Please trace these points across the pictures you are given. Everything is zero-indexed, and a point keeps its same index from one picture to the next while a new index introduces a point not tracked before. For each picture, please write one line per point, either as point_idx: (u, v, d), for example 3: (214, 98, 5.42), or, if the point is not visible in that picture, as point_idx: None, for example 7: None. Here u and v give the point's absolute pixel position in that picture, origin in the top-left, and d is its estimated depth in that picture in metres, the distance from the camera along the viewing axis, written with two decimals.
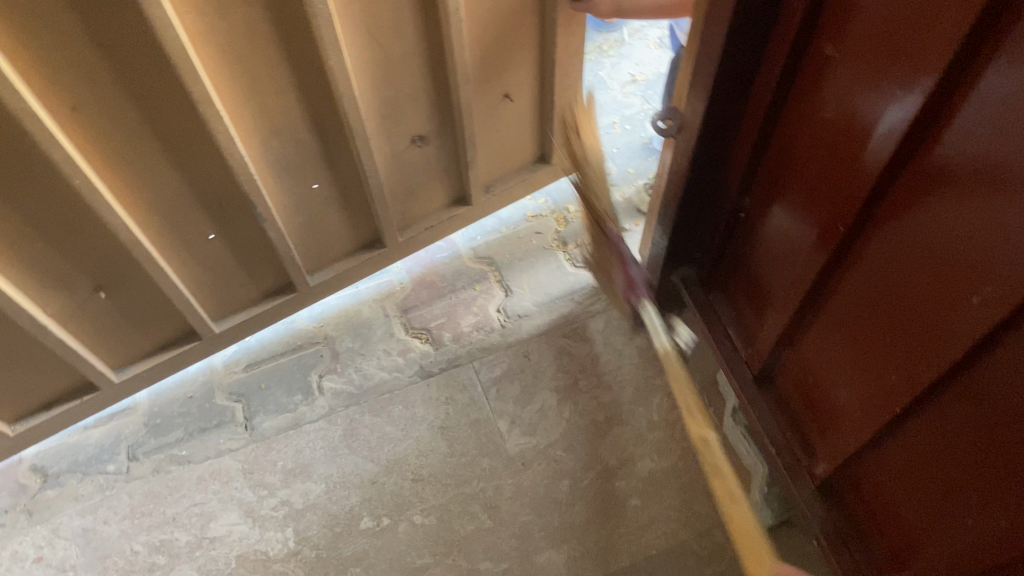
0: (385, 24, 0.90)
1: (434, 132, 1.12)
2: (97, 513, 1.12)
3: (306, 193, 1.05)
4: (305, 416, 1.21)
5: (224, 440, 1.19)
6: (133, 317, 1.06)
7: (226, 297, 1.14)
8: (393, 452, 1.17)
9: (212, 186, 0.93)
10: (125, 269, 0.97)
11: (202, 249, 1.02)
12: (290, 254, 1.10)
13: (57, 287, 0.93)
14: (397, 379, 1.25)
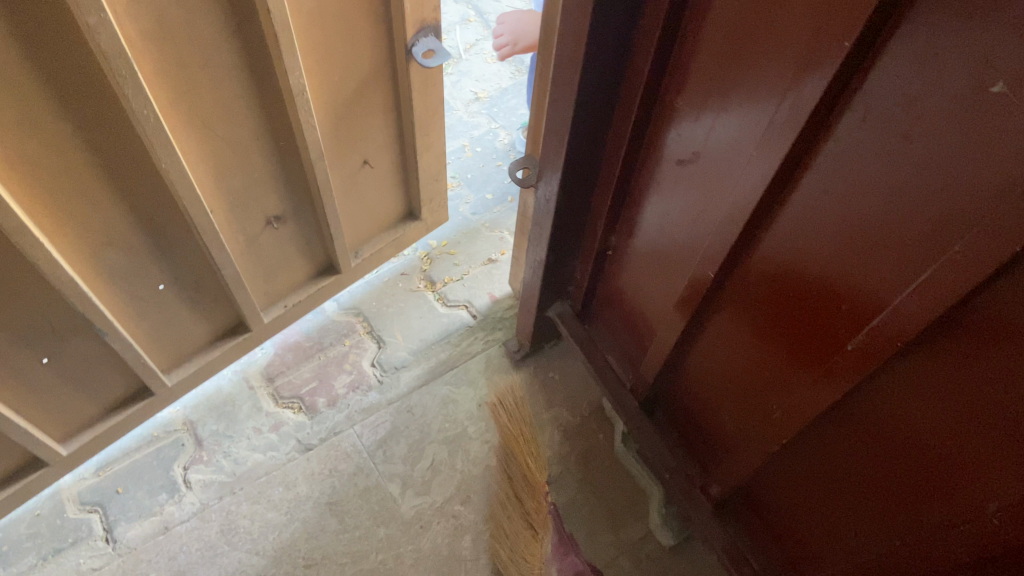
0: (222, 115, 0.82)
1: (290, 209, 1.04)
2: None
3: (152, 296, 0.95)
4: (173, 517, 1.10)
5: (80, 561, 1.07)
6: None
7: (72, 414, 1.01)
8: (280, 540, 1.09)
9: (38, 312, 0.81)
10: None
11: (36, 374, 0.89)
12: (142, 360, 1.00)
13: None
14: (274, 459, 1.16)
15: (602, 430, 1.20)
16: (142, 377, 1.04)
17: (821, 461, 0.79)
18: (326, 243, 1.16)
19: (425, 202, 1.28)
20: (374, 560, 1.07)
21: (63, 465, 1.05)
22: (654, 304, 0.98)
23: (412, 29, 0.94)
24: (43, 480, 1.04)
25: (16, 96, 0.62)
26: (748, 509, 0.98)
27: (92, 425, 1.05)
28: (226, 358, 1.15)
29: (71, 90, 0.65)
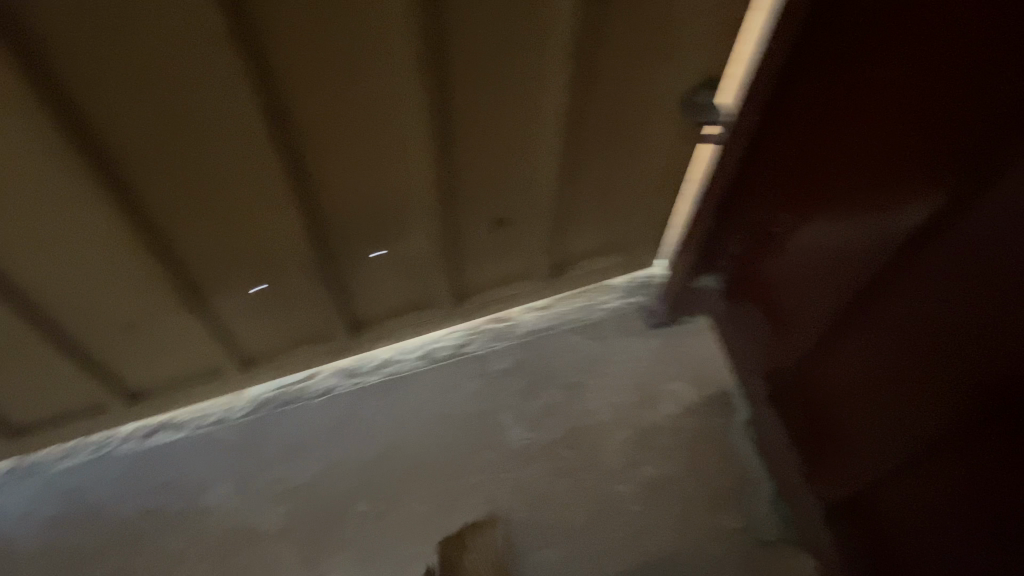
0: (483, 110, 0.82)
1: (519, 215, 1.03)
2: (91, 474, 1.17)
3: (366, 262, 1.00)
4: (303, 393, 1.21)
5: (219, 412, 1.19)
6: (158, 357, 1.03)
7: (261, 337, 1.08)
8: (393, 436, 1.17)
9: (261, 245, 0.89)
10: (159, 304, 0.93)
11: (248, 300, 0.98)
12: (326, 306, 1.05)
13: (86, 316, 0.90)
14: (402, 364, 1.23)
15: (723, 415, 1.17)
16: (327, 327, 1.11)
17: (896, 441, 0.81)
18: (533, 260, 1.15)
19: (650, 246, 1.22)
20: (468, 479, 1.13)
21: (237, 379, 1.15)
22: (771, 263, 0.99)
23: (696, 77, 0.88)
24: (216, 387, 1.15)
25: (300, 42, 0.68)
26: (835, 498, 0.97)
27: (271, 354, 1.13)
28: (402, 329, 1.19)
29: (352, 48, 0.70)
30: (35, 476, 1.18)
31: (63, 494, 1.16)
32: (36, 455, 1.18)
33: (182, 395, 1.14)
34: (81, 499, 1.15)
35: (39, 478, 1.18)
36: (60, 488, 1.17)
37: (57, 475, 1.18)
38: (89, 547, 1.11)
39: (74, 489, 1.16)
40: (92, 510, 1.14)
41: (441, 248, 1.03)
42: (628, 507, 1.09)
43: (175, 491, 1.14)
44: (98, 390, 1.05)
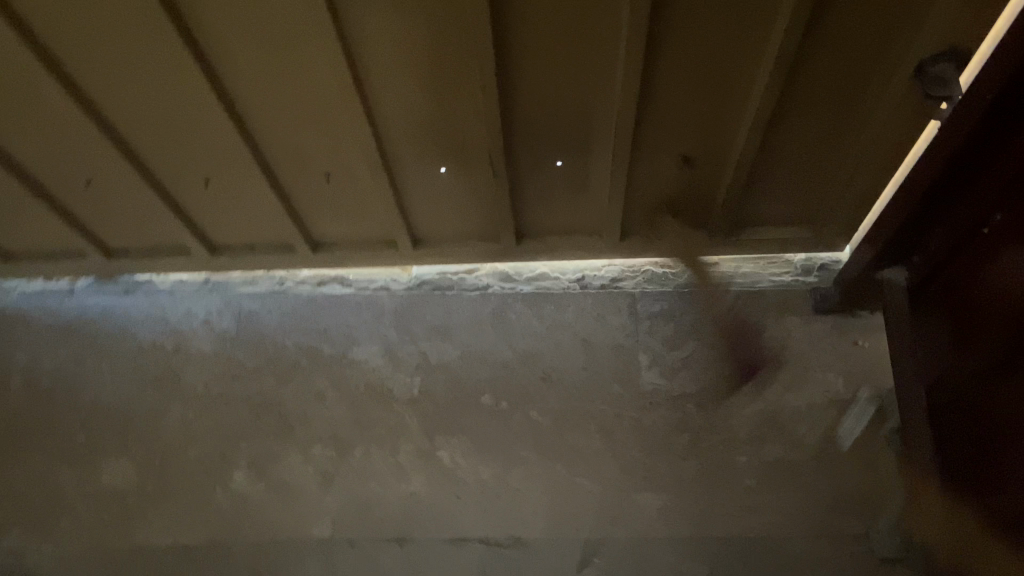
0: (693, 28, 0.83)
1: (702, 157, 1.03)
2: (265, 304, 1.27)
3: (547, 169, 1.06)
4: (461, 283, 1.28)
5: (385, 280, 1.29)
6: (345, 212, 1.14)
7: (438, 219, 1.16)
8: (532, 345, 1.21)
9: (451, 123, 0.97)
10: (360, 162, 1.03)
11: (434, 180, 1.08)
12: (501, 204, 1.12)
13: (299, 157, 1.03)
14: (557, 282, 1.26)
15: (867, 419, 1.11)
16: (498, 230, 1.17)
17: None
18: (710, 210, 1.13)
19: (839, 228, 1.15)
20: (592, 404, 1.16)
21: (408, 256, 1.24)
22: (934, 295, 1.01)
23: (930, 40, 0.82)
24: (387, 258, 1.24)
25: None
26: (959, 515, 0.95)
27: (442, 238, 1.21)
28: (567, 250, 1.21)
29: None
30: (216, 294, 1.28)
31: (237, 313, 1.26)
32: (221, 276, 1.29)
33: (357, 257, 1.24)
34: (252, 323, 1.25)
35: (219, 296, 1.28)
36: (234, 310, 1.26)
37: (236, 297, 1.27)
38: (251, 366, 1.22)
39: (247, 312, 1.26)
40: (260, 334, 1.25)
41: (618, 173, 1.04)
42: (741, 480, 1.10)
43: (330, 340, 1.24)
44: (291, 233, 1.18)
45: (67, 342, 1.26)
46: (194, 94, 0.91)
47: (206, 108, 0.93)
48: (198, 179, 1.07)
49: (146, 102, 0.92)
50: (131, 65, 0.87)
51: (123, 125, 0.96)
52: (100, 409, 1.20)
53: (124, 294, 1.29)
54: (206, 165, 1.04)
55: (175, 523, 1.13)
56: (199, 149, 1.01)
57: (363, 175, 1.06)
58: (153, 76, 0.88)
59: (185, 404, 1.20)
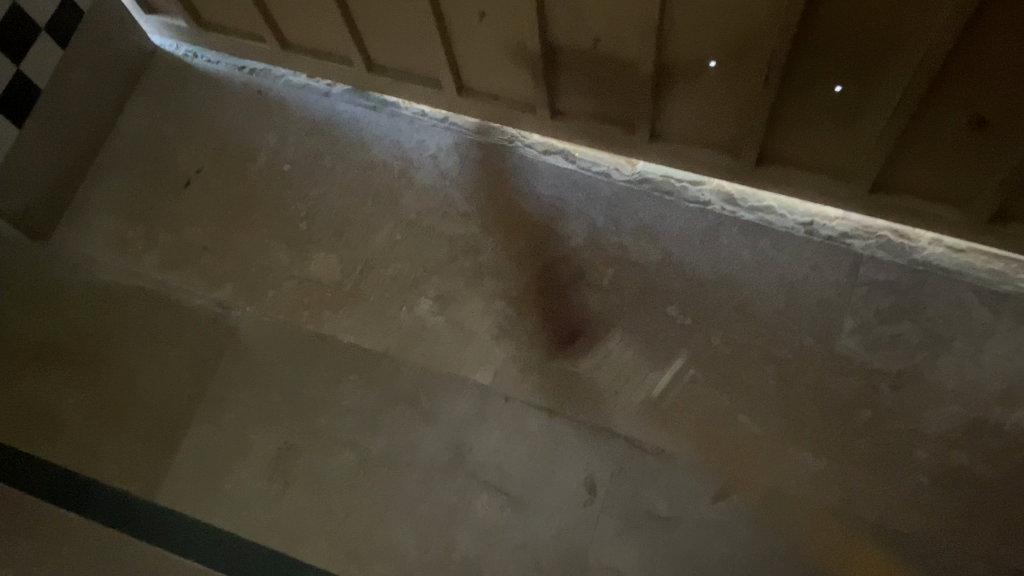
0: None
1: (1002, 121, 0.93)
2: (489, 155, 1.29)
3: (819, 92, 1.00)
4: (682, 193, 1.23)
5: (608, 167, 1.26)
6: (597, 85, 1.13)
7: (684, 118, 1.12)
8: (736, 274, 1.17)
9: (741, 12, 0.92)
10: (632, 38, 1.01)
11: (699, 74, 1.04)
12: (755, 121, 1.07)
13: (575, 19, 1.02)
14: (781, 222, 1.19)
15: None
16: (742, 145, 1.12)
17: None
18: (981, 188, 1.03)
19: None
20: (778, 350, 1.12)
21: (635, 147, 1.21)
22: None
23: None
24: (616, 144, 1.21)
25: None
26: None
27: (677, 140, 1.17)
28: (807, 188, 1.15)
29: None
30: (448, 133, 1.31)
31: (462, 158, 1.29)
32: (456, 119, 1.32)
33: (592, 135, 1.22)
34: (474, 170, 1.28)
35: (450, 137, 1.30)
36: (460, 154, 1.29)
37: (468, 142, 1.30)
38: (462, 209, 1.26)
39: (473, 159, 1.29)
40: (478, 183, 1.27)
41: (898, 117, 0.97)
42: (913, 475, 1.04)
43: (539, 207, 1.25)
44: (536, 94, 1.19)
45: (312, 137, 1.33)
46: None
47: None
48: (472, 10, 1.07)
49: None
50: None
51: None
52: (324, 205, 1.29)
53: (370, 110, 1.34)
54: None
55: (360, 323, 1.22)
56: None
57: (630, 47, 1.03)
58: None
59: (397, 224, 1.27)
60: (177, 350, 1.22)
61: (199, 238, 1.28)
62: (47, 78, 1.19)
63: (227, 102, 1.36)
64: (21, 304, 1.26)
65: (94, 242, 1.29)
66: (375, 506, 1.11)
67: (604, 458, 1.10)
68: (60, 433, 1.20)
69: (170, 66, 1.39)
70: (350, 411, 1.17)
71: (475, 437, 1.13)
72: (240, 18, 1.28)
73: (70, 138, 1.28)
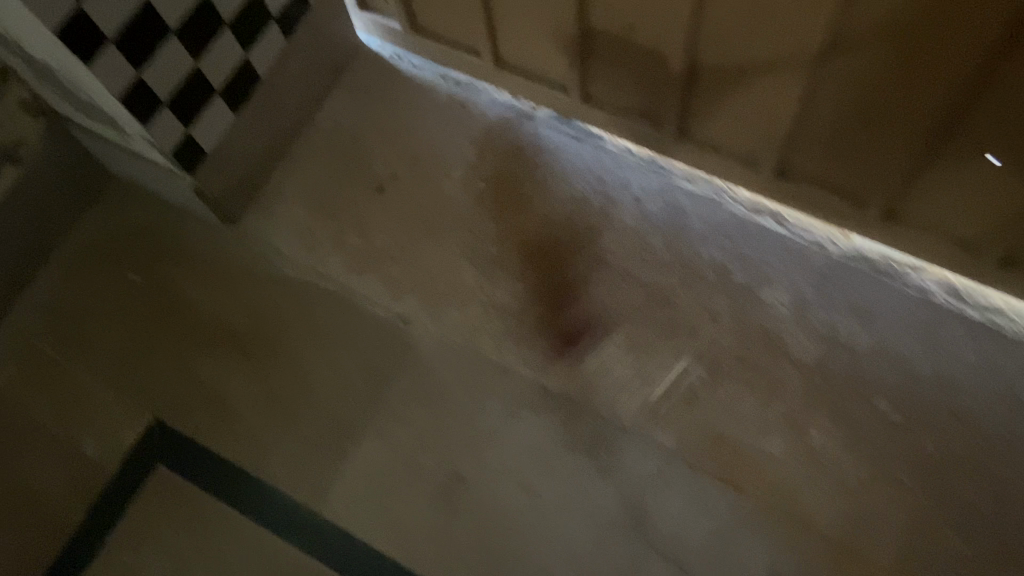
0: None
1: None
2: (694, 205, 1.23)
3: None
4: (900, 278, 1.16)
5: (820, 237, 1.19)
6: (843, 155, 1.06)
7: (931, 205, 1.04)
8: (954, 374, 1.09)
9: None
10: (907, 120, 0.95)
11: (972, 168, 0.95)
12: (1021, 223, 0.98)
13: (848, 91, 0.96)
14: (1008, 325, 1.12)
15: None
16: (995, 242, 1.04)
17: None
18: None
19: None
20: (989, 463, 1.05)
21: (861, 222, 1.13)
22: None
23: None
24: (840, 216, 1.14)
25: None
26: None
27: (914, 224, 1.09)
28: None
29: None
30: (653, 176, 1.26)
31: (666, 203, 1.24)
32: (664, 162, 1.27)
33: (815, 203, 1.15)
34: (678, 218, 1.22)
35: (656, 180, 1.25)
36: (665, 199, 1.24)
37: (674, 188, 1.25)
38: (661, 257, 1.20)
39: (679, 206, 1.23)
40: (680, 232, 1.21)
41: None
42: None
43: (745, 269, 1.18)
44: (768, 153, 1.12)
45: (512, 159, 1.30)
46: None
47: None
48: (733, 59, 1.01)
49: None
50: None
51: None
52: (518, 228, 1.25)
53: (574, 140, 1.30)
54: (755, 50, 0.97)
55: (543, 359, 1.17)
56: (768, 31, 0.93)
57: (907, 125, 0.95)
58: None
59: (591, 263, 1.21)
60: (356, 357, 1.21)
61: (388, 245, 1.26)
62: (267, 66, 1.18)
63: (430, 111, 1.33)
64: (202, 284, 1.25)
65: (281, 232, 1.28)
66: (542, 556, 1.07)
67: (791, 549, 1.04)
68: (227, 421, 1.19)
69: (374, 65, 1.37)
70: (525, 451, 1.13)
71: (653, 502, 1.08)
72: (459, 27, 1.25)
73: (275, 127, 1.26)
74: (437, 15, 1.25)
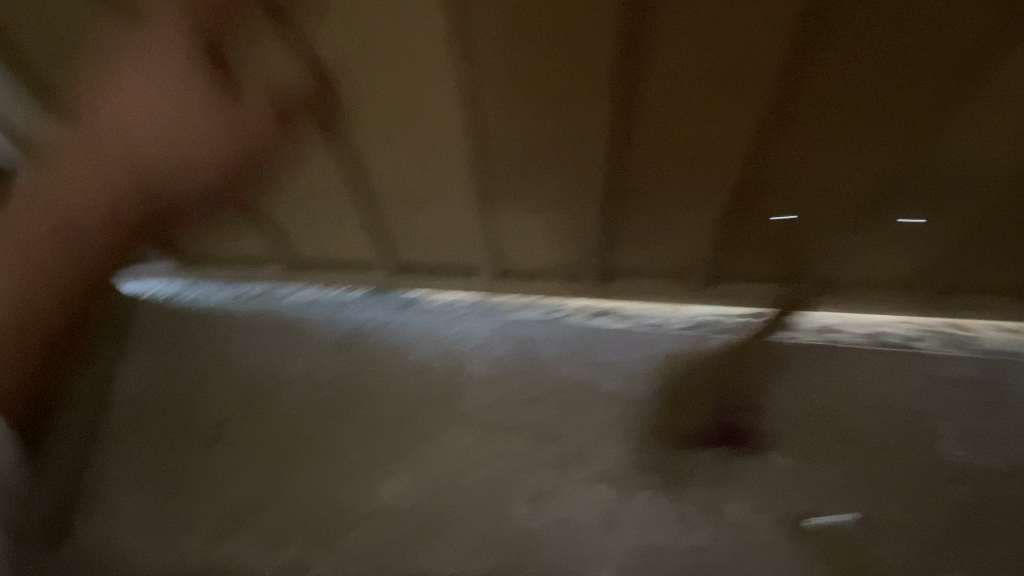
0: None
1: None
2: (538, 330, 1.24)
3: (893, 224, 1.04)
4: (745, 328, 1.22)
5: (662, 317, 1.24)
6: (649, 250, 1.14)
7: (743, 264, 1.15)
8: (821, 402, 1.17)
9: (860, 101, 0.84)
10: (688, 217, 1.05)
11: (768, 229, 1.06)
12: (821, 254, 1.10)
13: (633, 215, 1.06)
14: (847, 337, 1.20)
15: None
16: (833, 263, 1.12)
17: None
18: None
19: None
20: (875, 467, 1.12)
21: (691, 295, 1.22)
22: None
23: None
24: (670, 295, 1.22)
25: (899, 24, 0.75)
26: None
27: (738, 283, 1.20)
28: (864, 302, 1.19)
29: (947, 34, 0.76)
30: (487, 317, 1.25)
31: (512, 339, 1.24)
32: (489, 299, 1.27)
33: (647, 286, 1.21)
34: (526, 352, 1.23)
35: (492, 319, 1.25)
36: (507, 335, 1.24)
37: (510, 322, 1.25)
38: (528, 394, 1.20)
39: (523, 339, 1.24)
40: (539, 364, 1.22)
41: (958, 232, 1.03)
42: None
43: (609, 376, 1.21)
44: (580, 259, 1.16)
45: (344, 352, 1.25)
46: (581, 90, 0.87)
47: (587, 108, 0.89)
48: (530, 191, 1.03)
49: (515, 153, 0.97)
50: (523, 56, 0.84)
51: (485, 169, 1.00)
52: (380, 421, 1.19)
53: (398, 309, 1.27)
54: (547, 161, 0.97)
55: (456, 547, 1.09)
56: (558, 170, 0.99)
57: (710, 185, 0.99)
58: (526, 136, 0.94)
59: (464, 425, 1.18)
60: None
61: (246, 491, 1.15)
62: None
63: (246, 334, 1.27)
64: None
65: (121, 524, 1.14)
66: None
67: None
68: None
69: (173, 309, 1.31)
70: None
71: None
72: (243, 245, 1.22)
73: None
74: (217, 239, 1.21)
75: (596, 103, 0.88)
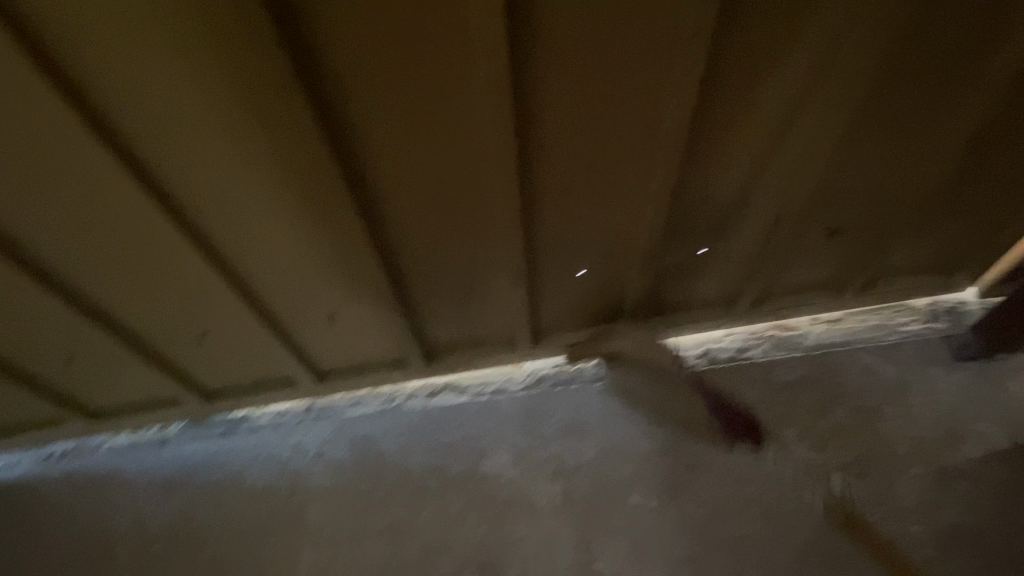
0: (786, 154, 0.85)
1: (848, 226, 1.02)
2: (378, 423, 1.20)
3: (688, 257, 1.04)
4: (582, 375, 1.22)
5: (500, 382, 1.22)
6: (461, 322, 1.10)
7: (560, 310, 1.13)
8: (671, 433, 1.15)
9: (619, 138, 0.79)
10: (484, 283, 1.02)
11: (570, 282, 1.06)
12: (629, 290, 1.09)
13: (431, 296, 1.03)
14: (681, 360, 1.22)
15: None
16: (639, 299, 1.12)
17: None
18: (829, 270, 1.13)
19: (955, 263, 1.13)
20: (735, 487, 1.09)
21: (520, 353, 1.19)
22: None
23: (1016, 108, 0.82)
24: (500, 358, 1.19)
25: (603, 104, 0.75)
26: None
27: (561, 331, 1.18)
28: (687, 324, 1.20)
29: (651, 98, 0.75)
30: (323, 421, 1.21)
31: (352, 440, 1.19)
32: (323, 402, 1.23)
33: (473, 353, 1.18)
34: (368, 451, 1.18)
35: (329, 423, 1.21)
36: (348, 436, 1.20)
37: (347, 421, 1.21)
38: (377, 495, 1.14)
39: (363, 437, 1.19)
40: (384, 459, 1.17)
41: (753, 251, 1.03)
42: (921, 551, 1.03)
43: (456, 456, 1.16)
44: (395, 346, 1.12)
45: (175, 495, 1.18)
46: (320, 226, 0.83)
47: (334, 238, 0.85)
48: (316, 301, 0.97)
49: (281, 273, 0.90)
50: (244, 209, 0.78)
51: (257, 290, 0.93)
52: (223, 562, 1.11)
53: (228, 434, 1.22)
54: (324, 269, 0.91)
55: None
56: (334, 280, 0.94)
57: (493, 266, 0.98)
58: (286, 259, 0.88)
59: (314, 544, 1.11)
60: None
61: None
62: None
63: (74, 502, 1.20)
64: None
65: None
66: None
67: None
68: None
69: None
70: None
71: None
72: (32, 414, 1.11)
73: None
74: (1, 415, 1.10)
75: (339, 235, 0.84)
